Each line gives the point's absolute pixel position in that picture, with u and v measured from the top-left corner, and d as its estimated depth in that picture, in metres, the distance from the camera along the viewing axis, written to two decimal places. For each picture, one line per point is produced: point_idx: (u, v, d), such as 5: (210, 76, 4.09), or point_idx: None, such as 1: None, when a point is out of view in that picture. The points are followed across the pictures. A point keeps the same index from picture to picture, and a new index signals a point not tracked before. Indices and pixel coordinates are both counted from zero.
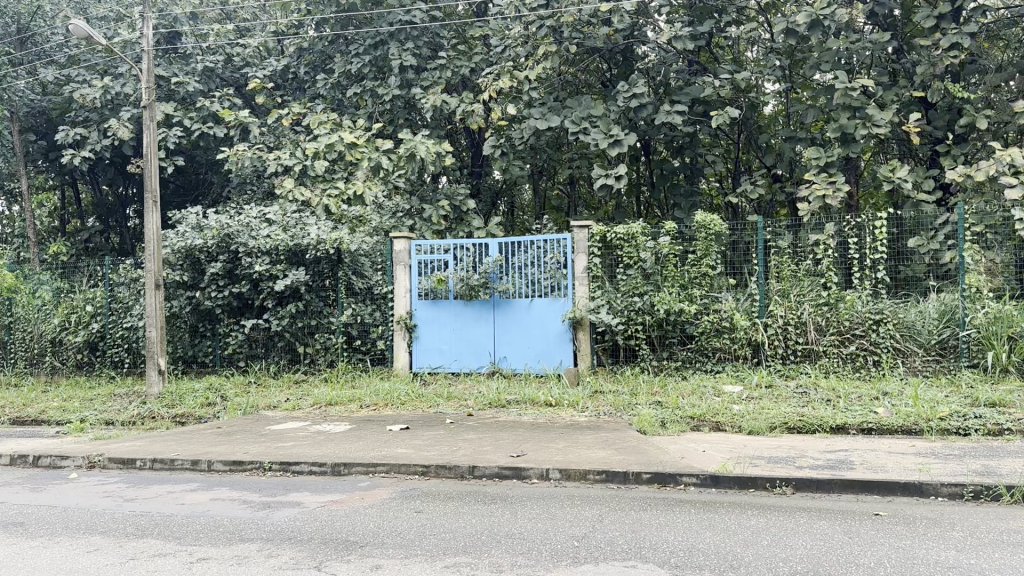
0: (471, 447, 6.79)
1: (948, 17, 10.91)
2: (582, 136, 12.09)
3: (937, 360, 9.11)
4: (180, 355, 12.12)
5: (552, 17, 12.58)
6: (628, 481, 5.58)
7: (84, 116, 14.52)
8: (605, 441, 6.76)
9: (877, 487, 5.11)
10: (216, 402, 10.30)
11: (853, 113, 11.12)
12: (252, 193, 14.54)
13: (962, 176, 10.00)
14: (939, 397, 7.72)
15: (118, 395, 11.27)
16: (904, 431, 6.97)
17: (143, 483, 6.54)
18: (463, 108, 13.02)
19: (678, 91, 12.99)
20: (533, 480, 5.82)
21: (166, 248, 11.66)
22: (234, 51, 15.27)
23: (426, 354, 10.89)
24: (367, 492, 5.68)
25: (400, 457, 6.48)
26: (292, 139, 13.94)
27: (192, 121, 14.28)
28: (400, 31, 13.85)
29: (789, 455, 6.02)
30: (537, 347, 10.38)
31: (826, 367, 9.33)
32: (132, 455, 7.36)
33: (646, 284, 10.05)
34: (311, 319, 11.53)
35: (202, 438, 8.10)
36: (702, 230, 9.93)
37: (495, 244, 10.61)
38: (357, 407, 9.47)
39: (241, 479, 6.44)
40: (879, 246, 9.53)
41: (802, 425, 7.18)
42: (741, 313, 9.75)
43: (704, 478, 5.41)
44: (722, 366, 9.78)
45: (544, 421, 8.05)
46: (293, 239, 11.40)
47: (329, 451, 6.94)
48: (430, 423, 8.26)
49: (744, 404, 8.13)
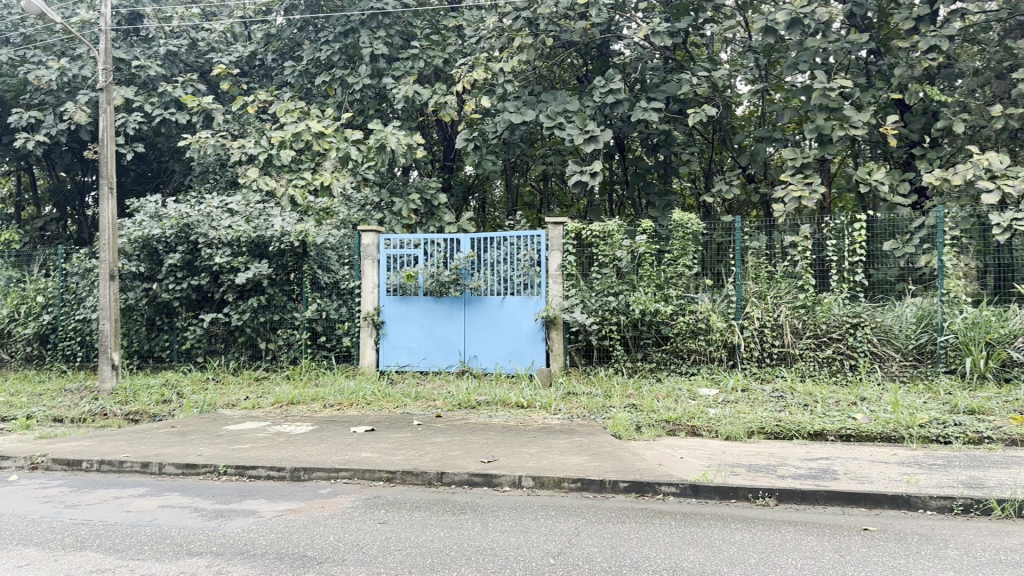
0: (439, 451, 6.49)
1: (926, 20, 10.89)
2: (557, 131, 11.83)
3: (915, 366, 9.00)
4: (137, 349, 11.66)
5: (528, 9, 12.32)
6: (604, 489, 5.32)
7: (39, 99, 13.93)
8: (580, 446, 6.49)
9: (863, 499, 4.91)
10: (172, 399, 9.87)
11: (831, 114, 11.01)
12: (215, 182, 14.07)
13: (938, 179, 9.72)
14: (918, 403, 7.60)
15: (69, 390, 10.76)
16: (884, 438, 6.81)
17: (88, 486, 6.14)
18: (434, 100, 12.73)
19: (654, 88, 12.69)
20: (505, 488, 5.53)
21: (122, 238, 11.15)
22: (200, 35, 14.79)
23: (394, 352, 10.55)
24: (327, 500, 5.34)
25: (364, 462, 6.15)
26: (258, 127, 13.54)
27: (154, 106, 13.78)
28: (372, 18, 13.44)
29: (770, 464, 5.80)
30: (509, 346, 10.09)
31: (802, 370, 9.18)
32: (77, 456, 6.93)
33: (621, 284, 9.85)
34: (274, 314, 11.11)
35: (154, 439, 7.69)
36: (679, 229, 9.75)
37: (467, 239, 10.35)
38: (320, 406, 9.11)
39: (194, 484, 6.06)
40: (859, 248, 9.30)
41: (780, 430, 7.00)
42: (717, 314, 9.59)
43: (683, 488, 5.17)
44: (697, 369, 9.59)
45: (515, 423, 7.76)
46: (255, 230, 10.99)
47: (289, 454, 6.58)
48: (396, 424, 7.93)
49: (719, 407, 7.92)
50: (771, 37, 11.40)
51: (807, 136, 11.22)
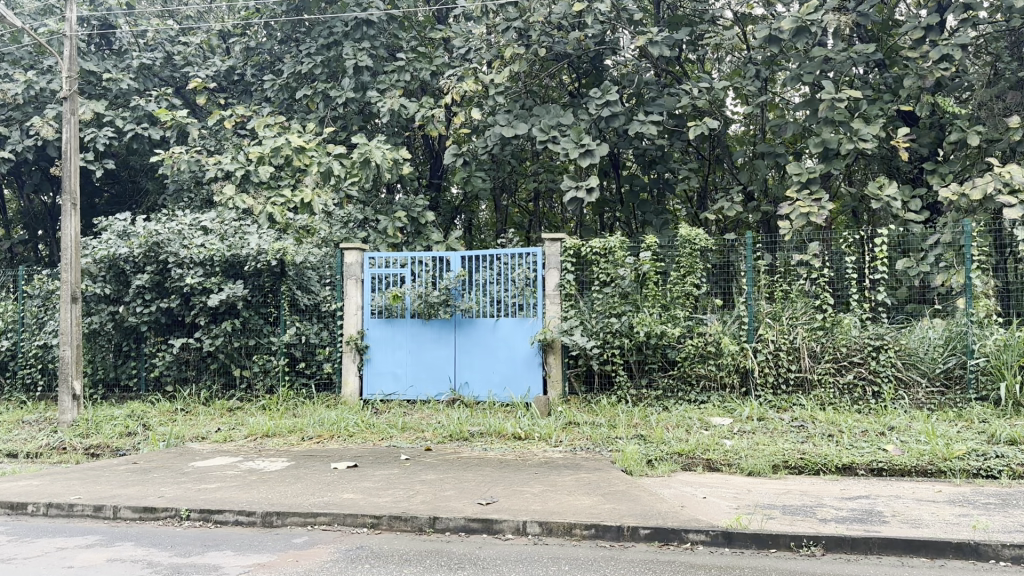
0: (430, 491, 5.76)
1: (935, 29, 10.34)
2: (551, 145, 11.21)
3: (942, 392, 8.40)
4: (102, 377, 10.83)
5: (519, 19, 11.74)
6: (622, 537, 4.63)
7: (5, 114, 13.15)
8: (589, 484, 5.80)
9: (924, 548, 4.28)
10: (137, 431, 9.08)
11: (837, 128, 10.54)
12: (189, 201, 13.28)
13: (955, 195, 9.16)
14: (953, 432, 7.01)
15: (27, 421, 9.92)
16: (919, 471, 6.25)
17: (29, 535, 5.34)
18: (421, 114, 12.19)
19: (650, 102, 11.94)
20: (507, 535, 4.83)
21: (86, 257, 10.39)
22: (175, 49, 13.89)
23: (378, 379, 9.83)
24: (302, 551, 4.62)
25: (346, 505, 5.42)
26: (235, 143, 12.97)
27: (125, 120, 12.98)
28: (355, 30, 12.82)
29: (806, 504, 5.13)
30: (503, 373, 9.42)
31: (822, 397, 8.55)
32: (23, 498, 6.12)
33: (624, 305, 9.17)
34: (249, 339, 10.39)
35: (111, 477, 6.90)
36: (685, 245, 9.14)
37: (457, 258, 9.72)
38: (298, 439, 8.36)
39: (150, 531, 5.30)
40: (880, 265, 8.75)
41: (805, 464, 6.40)
42: (729, 337, 8.95)
43: (715, 536, 4.50)
44: (707, 396, 8.92)
45: (513, 458, 7.06)
46: (230, 249, 10.30)
47: (260, 496, 5.84)
48: (382, 459, 7.20)
49: (736, 439, 7.25)
50: (775, 47, 10.84)
51: (811, 151, 10.71)
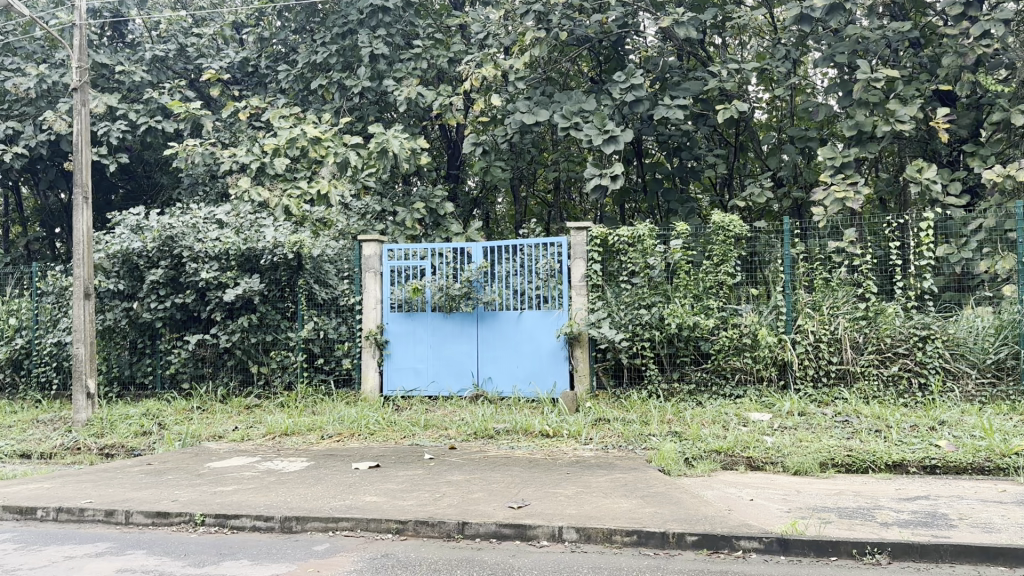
0: (458, 493, 5.46)
1: (976, 3, 9.82)
2: (574, 132, 10.76)
3: (992, 384, 8.01)
4: (117, 375, 10.60)
5: (539, 2, 11.26)
6: (668, 544, 4.30)
7: (19, 110, 12.96)
8: (626, 486, 5.44)
9: (1002, 556, 3.91)
10: (152, 431, 8.83)
11: (873, 109, 10.09)
12: (205, 195, 13.04)
13: (1001, 177, 8.69)
14: (1010, 427, 6.60)
15: (42, 421, 9.72)
16: (976, 469, 5.86)
17: (37, 543, 5.07)
18: (440, 102, 11.85)
19: (674, 86, 11.56)
20: (542, 542, 4.50)
21: (99, 252, 10.15)
22: (188, 40, 13.59)
23: (399, 375, 9.52)
24: (323, 561, 4.31)
25: (369, 509, 5.11)
26: (251, 135, 12.66)
27: (138, 114, 12.71)
28: (371, 18, 12.47)
29: (863, 507, 4.77)
30: (528, 367, 9.09)
31: (865, 391, 8.18)
32: (33, 503, 5.86)
33: (655, 295, 8.82)
34: (266, 335, 10.13)
35: (125, 480, 6.63)
36: (718, 232, 8.75)
37: (478, 250, 9.40)
38: (318, 438, 8.07)
39: (163, 538, 5.01)
40: (926, 251, 8.29)
41: (853, 462, 6.03)
42: (766, 328, 8.57)
43: (769, 543, 4.15)
44: (743, 391, 8.56)
45: (542, 457, 6.74)
46: (246, 242, 10.04)
47: (279, 499, 5.54)
48: (405, 459, 6.90)
49: (777, 435, 6.87)
50: (807, 26, 10.39)
51: (846, 134, 10.27)
